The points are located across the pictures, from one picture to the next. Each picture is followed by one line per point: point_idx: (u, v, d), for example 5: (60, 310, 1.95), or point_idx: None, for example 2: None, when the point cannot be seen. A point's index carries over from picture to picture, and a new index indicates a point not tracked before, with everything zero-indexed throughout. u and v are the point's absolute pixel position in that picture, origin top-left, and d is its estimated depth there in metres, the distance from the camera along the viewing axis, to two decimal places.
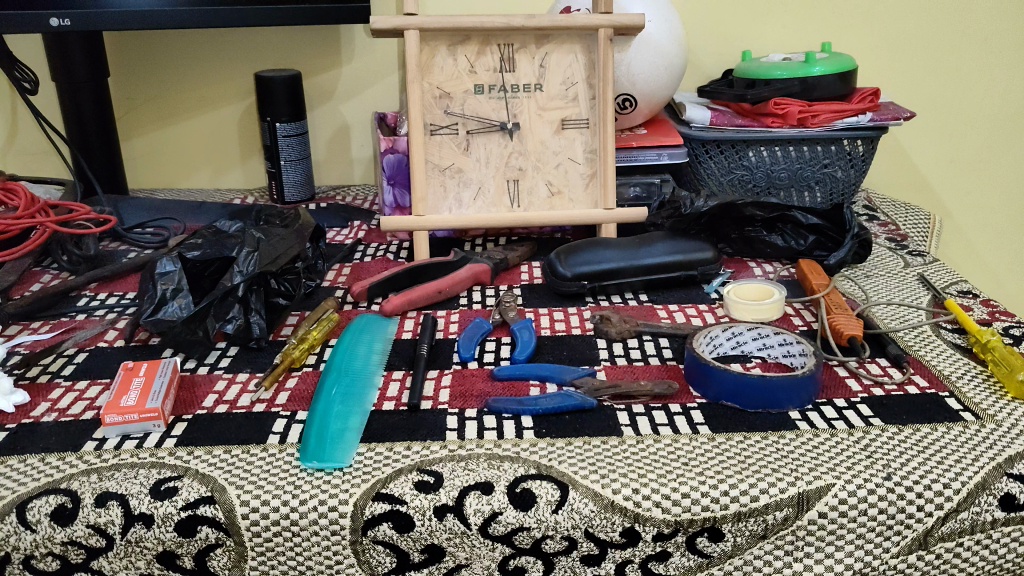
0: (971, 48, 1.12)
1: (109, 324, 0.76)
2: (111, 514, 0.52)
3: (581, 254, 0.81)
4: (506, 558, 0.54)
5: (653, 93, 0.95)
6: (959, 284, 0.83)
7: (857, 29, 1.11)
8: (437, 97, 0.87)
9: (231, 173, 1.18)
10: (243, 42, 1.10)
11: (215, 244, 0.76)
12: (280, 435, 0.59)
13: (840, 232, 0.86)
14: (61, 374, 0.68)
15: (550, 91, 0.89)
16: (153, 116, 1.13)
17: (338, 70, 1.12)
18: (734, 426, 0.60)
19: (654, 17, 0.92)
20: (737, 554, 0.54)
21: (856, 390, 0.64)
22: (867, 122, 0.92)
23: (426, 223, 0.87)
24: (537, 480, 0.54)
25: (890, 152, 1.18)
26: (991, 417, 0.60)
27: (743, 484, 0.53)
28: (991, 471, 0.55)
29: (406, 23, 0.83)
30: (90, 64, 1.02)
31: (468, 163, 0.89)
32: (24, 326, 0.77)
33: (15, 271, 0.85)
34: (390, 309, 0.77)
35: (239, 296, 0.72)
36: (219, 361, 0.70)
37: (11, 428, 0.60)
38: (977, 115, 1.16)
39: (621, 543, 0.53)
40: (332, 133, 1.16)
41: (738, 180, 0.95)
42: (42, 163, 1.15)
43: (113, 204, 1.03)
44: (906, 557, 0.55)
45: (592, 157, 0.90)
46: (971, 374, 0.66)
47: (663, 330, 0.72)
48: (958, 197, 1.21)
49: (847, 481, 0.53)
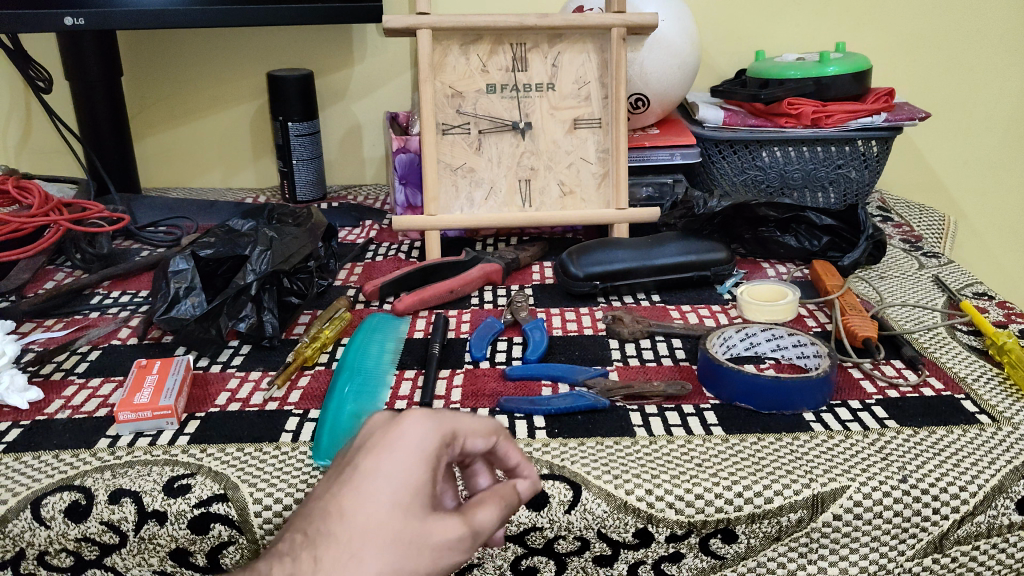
0: (985, 48, 1.11)
1: (122, 322, 0.77)
2: (125, 511, 0.52)
3: (592, 254, 0.81)
4: (518, 558, 0.54)
5: (666, 93, 0.94)
6: (975, 286, 0.83)
7: (871, 29, 1.11)
8: (450, 97, 0.87)
9: (244, 171, 1.18)
10: (256, 42, 1.10)
11: (227, 243, 0.77)
12: (292, 434, 0.59)
13: (853, 233, 0.85)
14: (74, 372, 0.68)
15: (562, 90, 0.88)
16: (166, 115, 1.14)
17: (350, 69, 1.12)
18: (748, 427, 0.59)
19: (667, 16, 0.91)
20: (751, 555, 0.54)
21: (870, 392, 0.64)
22: (882, 122, 0.92)
23: (438, 222, 0.87)
24: (549, 479, 0.53)
25: (903, 152, 1.18)
26: (1008, 420, 0.59)
27: (758, 485, 0.53)
28: (1007, 474, 0.54)
29: (418, 22, 0.83)
30: (103, 64, 1.02)
31: (480, 163, 0.89)
32: (37, 323, 0.77)
33: (28, 269, 0.85)
34: (402, 308, 0.76)
35: (252, 295, 0.72)
36: (232, 359, 0.70)
37: (25, 425, 0.61)
38: (992, 116, 1.15)
39: (634, 544, 0.53)
40: (344, 132, 1.16)
41: (750, 180, 0.95)
42: (55, 161, 1.16)
43: (126, 204, 1.03)
44: (921, 560, 0.54)
45: (604, 156, 0.90)
46: (987, 376, 0.65)
47: (675, 331, 0.72)
48: (973, 197, 1.20)
49: (862, 483, 0.53)
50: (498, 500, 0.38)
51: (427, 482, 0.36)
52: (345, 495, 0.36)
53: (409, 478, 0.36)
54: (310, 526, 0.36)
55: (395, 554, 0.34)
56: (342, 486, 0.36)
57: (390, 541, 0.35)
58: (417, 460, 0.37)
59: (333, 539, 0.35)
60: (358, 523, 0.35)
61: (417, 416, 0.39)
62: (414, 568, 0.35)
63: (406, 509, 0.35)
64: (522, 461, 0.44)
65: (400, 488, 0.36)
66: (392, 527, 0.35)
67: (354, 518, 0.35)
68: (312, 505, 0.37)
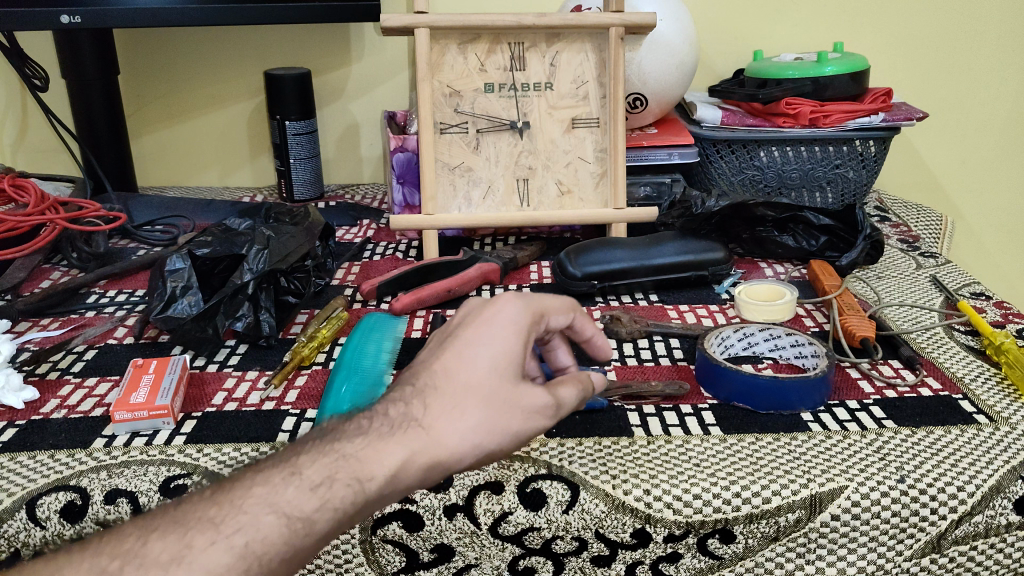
0: (983, 48, 1.11)
1: (118, 322, 0.76)
2: (121, 511, 0.53)
3: (590, 254, 0.80)
4: (515, 558, 0.54)
5: (664, 92, 0.94)
6: (972, 286, 0.83)
7: (869, 29, 1.11)
8: (447, 96, 0.87)
9: (241, 170, 1.18)
10: (253, 41, 1.10)
11: (225, 242, 0.77)
12: (289, 434, 0.59)
13: (851, 233, 0.85)
14: (70, 371, 0.68)
15: (560, 89, 0.88)
16: (163, 114, 1.13)
17: (347, 69, 1.12)
18: (746, 427, 0.59)
19: (665, 16, 0.91)
20: (749, 556, 0.54)
21: (868, 392, 0.64)
22: (880, 122, 0.92)
23: (435, 221, 0.87)
24: (547, 479, 0.54)
25: (901, 152, 1.18)
26: (1005, 419, 0.59)
27: (756, 485, 0.53)
28: (1005, 474, 0.54)
29: (415, 21, 0.83)
30: (100, 63, 1.02)
31: (477, 162, 0.89)
32: (32, 323, 0.77)
33: (25, 268, 0.85)
34: (399, 308, 0.76)
35: (248, 295, 0.72)
36: (228, 359, 0.70)
37: (20, 426, 0.60)
38: (989, 117, 1.15)
39: (631, 544, 0.53)
40: (341, 132, 1.16)
41: (748, 180, 0.95)
42: (52, 160, 1.16)
43: (123, 202, 1.03)
44: (919, 561, 0.54)
45: (602, 156, 0.89)
46: (985, 376, 0.65)
47: (673, 331, 0.71)
48: (970, 197, 1.21)
49: (860, 483, 0.53)
50: (573, 383, 0.49)
51: (519, 352, 0.47)
52: (457, 355, 0.46)
53: (504, 348, 0.46)
54: (425, 378, 0.46)
55: (494, 405, 0.44)
56: (449, 351, 0.47)
57: (489, 398, 0.45)
58: (511, 334, 0.47)
59: (444, 390, 0.45)
60: (465, 378, 0.45)
61: (511, 299, 0.49)
62: (508, 420, 0.45)
63: (504, 371, 0.46)
64: (596, 334, 0.55)
65: (498, 355, 0.46)
66: (493, 387, 0.45)
67: (462, 374, 0.45)
68: (424, 362, 0.47)
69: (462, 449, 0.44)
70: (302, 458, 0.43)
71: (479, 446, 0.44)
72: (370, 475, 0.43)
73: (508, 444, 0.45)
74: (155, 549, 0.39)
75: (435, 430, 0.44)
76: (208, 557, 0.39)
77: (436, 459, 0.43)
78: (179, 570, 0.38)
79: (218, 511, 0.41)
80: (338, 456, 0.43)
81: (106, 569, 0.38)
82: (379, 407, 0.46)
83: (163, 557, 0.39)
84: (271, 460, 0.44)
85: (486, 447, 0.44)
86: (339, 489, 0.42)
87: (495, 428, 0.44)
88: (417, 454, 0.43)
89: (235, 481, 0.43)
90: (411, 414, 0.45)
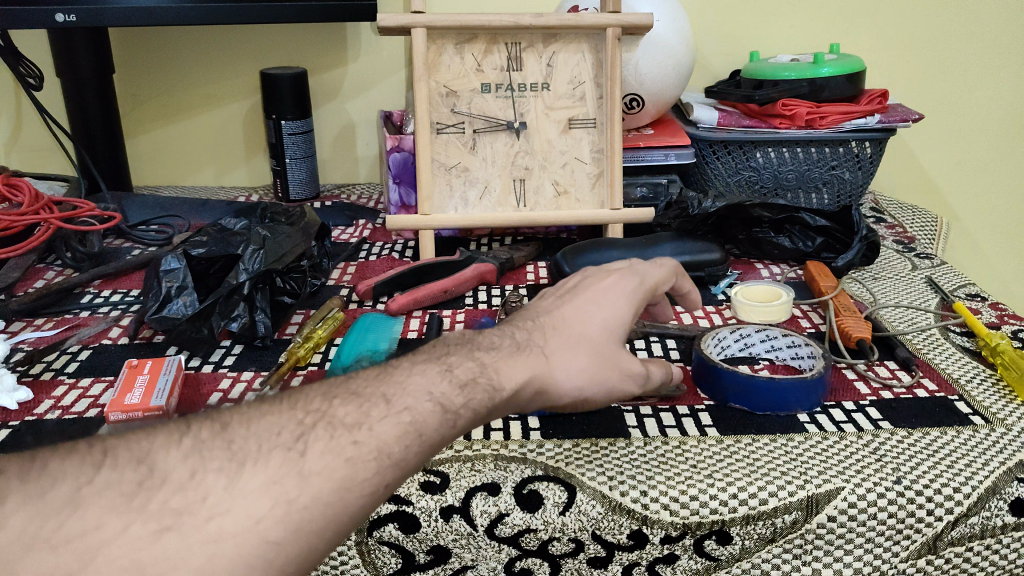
0: (979, 50, 1.12)
1: (113, 322, 0.76)
2: None
3: (586, 254, 0.80)
4: (511, 560, 0.54)
5: (660, 93, 0.94)
6: (967, 287, 0.83)
7: (866, 31, 1.11)
8: (444, 95, 0.87)
9: (237, 171, 1.18)
10: (249, 40, 1.09)
11: (220, 242, 0.77)
12: None
13: (847, 235, 0.85)
14: (64, 372, 0.68)
15: (557, 90, 0.88)
16: (157, 114, 1.13)
17: (343, 68, 1.12)
18: (743, 428, 0.59)
19: (660, 16, 0.91)
20: (745, 557, 0.54)
21: (864, 393, 0.64)
22: (875, 123, 0.92)
23: (431, 222, 0.87)
24: (543, 481, 0.54)
25: (897, 154, 1.18)
26: (1001, 421, 0.59)
27: (753, 486, 0.53)
28: (1001, 475, 0.54)
29: (414, 21, 0.83)
30: (95, 61, 1.01)
31: (474, 162, 0.88)
32: (26, 323, 0.77)
33: (18, 268, 0.84)
34: (396, 308, 0.76)
35: (244, 295, 0.72)
36: (224, 359, 0.69)
37: (13, 426, 0.60)
38: (986, 118, 1.16)
39: (628, 545, 0.53)
40: (337, 132, 1.16)
41: (744, 180, 0.95)
42: (46, 159, 1.15)
43: (117, 202, 1.02)
44: (915, 562, 0.54)
45: (599, 156, 0.89)
46: (981, 378, 0.65)
47: (670, 332, 0.72)
48: (965, 199, 1.21)
49: (858, 484, 0.53)
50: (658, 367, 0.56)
51: (629, 321, 0.54)
52: (578, 310, 0.53)
53: (619, 311, 0.53)
54: (546, 319, 0.52)
55: (602, 357, 0.51)
56: (570, 303, 0.54)
57: (601, 351, 0.51)
58: (625, 305, 0.54)
59: (564, 333, 0.51)
60: (583, 328, 0.51)
61: (625, 274, 0.57)
62: (609, 375, 0.51)
63: (614, 333, 0.52)
64: (692, 290, 0.64)
65: (613, 317, 0.53)
66: (604, 343, 0.51)
67: (582, 325, 0.52)
68: (546, 307, 0.54)
69: (567, 386, 0.49)
70: (453, 358, 0.46)
71: (580, 388, 0.49)
72: (503, 385, 0.46)
73: (600, 396, 0.51)
74: (343, 410, 0.40)
75: (552, 363, 0.49)
76: (383, 426, 0.40)
77: (544, 388, 0.48)
78: (362, 433, 0.39)
79: (389, 389, 0.42)
80: (481, 363, 0.47)
81: (303, 421, 0.39)
82: (507, 330, 0.51)
83: (348, 419, 0.40)
84: (422, 355, 0.46)
85: (585, 391, 0.50)
86: (481, 390, 0.45)
87: (598, 378, 0.50)
88: (537, 376, 0.48)
89: (394, 368, 0.44)
90: (534, 342, 0.50)
